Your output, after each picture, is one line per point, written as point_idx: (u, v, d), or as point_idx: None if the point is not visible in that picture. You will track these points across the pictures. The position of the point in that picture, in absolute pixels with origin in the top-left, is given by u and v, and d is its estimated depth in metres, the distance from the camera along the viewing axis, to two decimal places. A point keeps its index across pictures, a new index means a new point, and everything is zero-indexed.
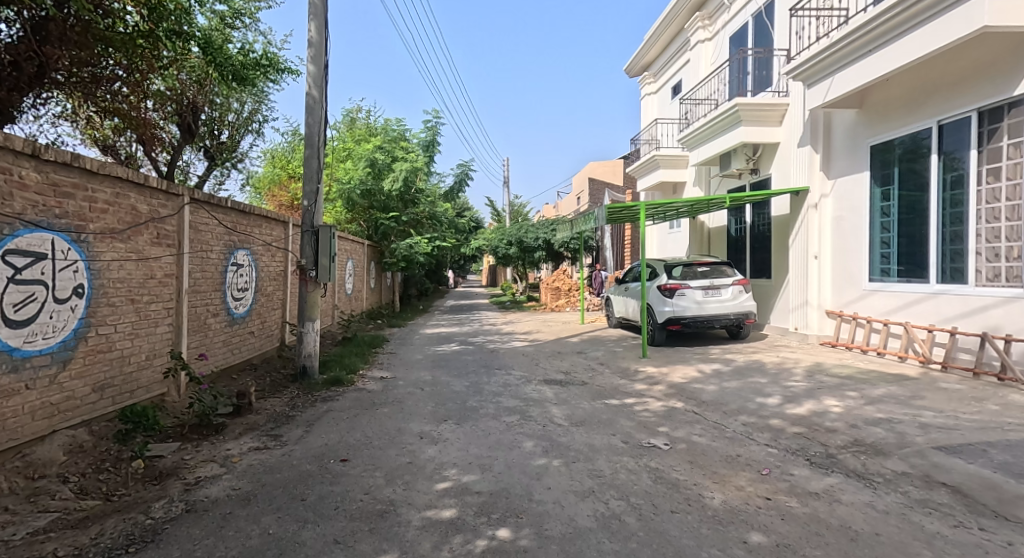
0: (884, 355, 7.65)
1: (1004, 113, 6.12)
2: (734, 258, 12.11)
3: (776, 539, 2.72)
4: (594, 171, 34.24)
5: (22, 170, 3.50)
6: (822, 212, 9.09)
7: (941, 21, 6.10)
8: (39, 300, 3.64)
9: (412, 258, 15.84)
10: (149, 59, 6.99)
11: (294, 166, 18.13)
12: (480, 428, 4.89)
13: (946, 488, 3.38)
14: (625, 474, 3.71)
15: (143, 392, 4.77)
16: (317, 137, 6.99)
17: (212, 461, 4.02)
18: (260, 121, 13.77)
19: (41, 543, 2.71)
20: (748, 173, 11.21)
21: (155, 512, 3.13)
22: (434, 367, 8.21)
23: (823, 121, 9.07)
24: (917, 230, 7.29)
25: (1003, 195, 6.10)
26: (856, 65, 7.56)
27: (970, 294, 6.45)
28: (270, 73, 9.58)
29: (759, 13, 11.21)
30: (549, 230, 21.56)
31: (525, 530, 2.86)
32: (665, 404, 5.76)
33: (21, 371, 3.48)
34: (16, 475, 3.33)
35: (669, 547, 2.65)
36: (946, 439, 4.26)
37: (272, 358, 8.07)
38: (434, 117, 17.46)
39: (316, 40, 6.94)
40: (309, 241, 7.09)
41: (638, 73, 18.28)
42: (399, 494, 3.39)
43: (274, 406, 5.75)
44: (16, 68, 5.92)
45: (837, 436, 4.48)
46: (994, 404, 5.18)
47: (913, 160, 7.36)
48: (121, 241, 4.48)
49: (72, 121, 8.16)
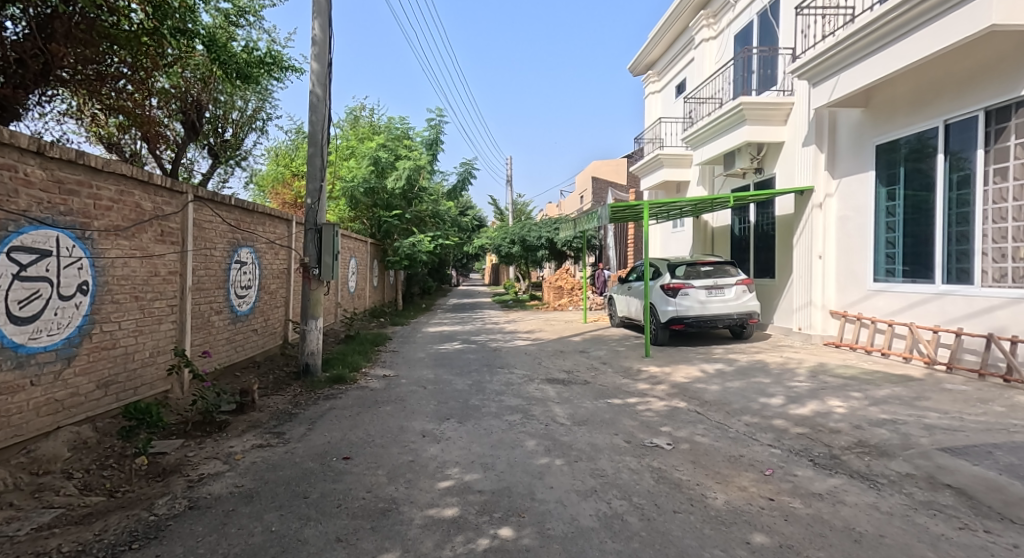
0: (888, 356, 7.61)
1: (1011, 112, 6.06)
2: (737, 257, 12.06)
3: (778, 540, 2.70)
4: (596, 171, 34.23)
5: (27, 167, 3.51)
6: (827, 211, 9.05)
7: (946, 20, 6.07)
8: (45, 297, 3.66)
9: (415, 257, 15.79)
10: (154, 57, 7.02)
11: (297, 164, 18.18)
12: (482, 427, 4.87)
13: (951, 489, 3.36)
14: (627, 474, 3.70)
15: (147, 389, 4.80)
16: (322, 136, 6.97)
17: (214, 458, 4.03)
18: (264, 119, 13.79)
19: (45, 539, 2.72)
20: (753, 172, 11.18)
21: (159, 508, 3.14)
22: (436, 366, 8.19)
23: (828, 120, 9.02)
24: (922, 230, 7.27)
25: (1010, 195, 6.06)
26: (861, 65, 7.51)
27: (976, 294, 6.41)
28: (274, 70, 9.66)
29: (764, 12, 11.15)
30: (552, 229, 21.57)
31: (527, 529, 2.86)
32: (668, 404, 5.74)
33: (26, 367, 3.50)
34: (20, 471, 3.35)
35: (671, 547, 2.65)
36: (950, 440, 4.23)
37: (275, 357, 8.07)
38: (437, 115, 17.48)
39: (321, 38, 6.95)
40: (312, 240, 7.10)
41: (642, 72, 18.22)
42: (401, 492, 3.39)
43: (277, 404, 5.74)
44: (22, 66, 5.95)
45: (841, 436, 4.47)
46: (1000, 405, 5.15)
47: (919, 160, 7.33)
48: (126, 239, 4.49)
49: (77, 118, 8.20)
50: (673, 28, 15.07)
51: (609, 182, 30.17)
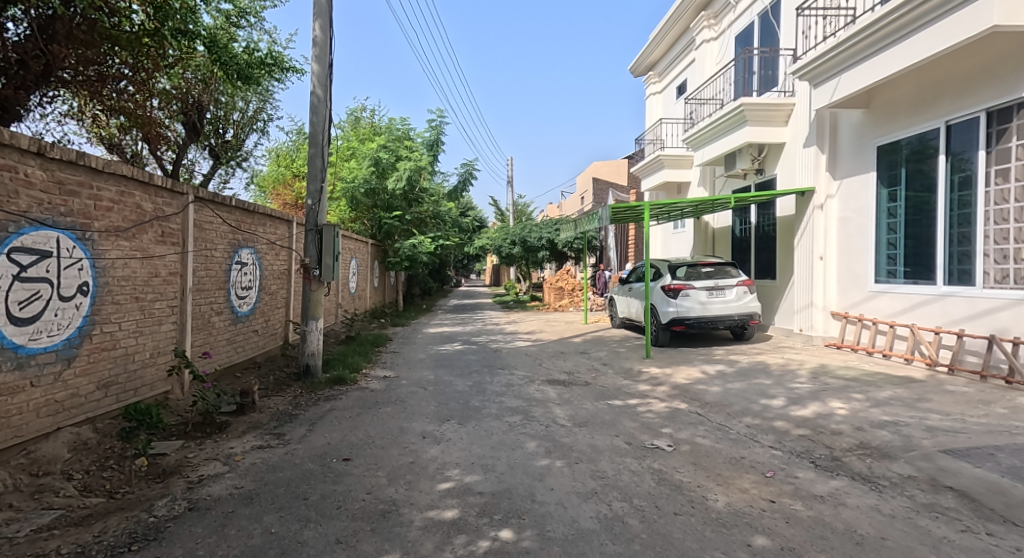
0: (889, 357, 7.61)
1: (1013, 113, 6.05)
2: (739, 258, 12.04)
3: (780, 543, 2.70)
4: (596, 171, 34.38)
5: (28, 168, 3.51)
6: (828, 212, 9.04)
7: (947, 21, 6.07)
8: (45, 298, 3.65)
9: (416, 258, 15.80)
10: (155, 58, 7.00)
11: (298, 165, 18.26)
12: (483, 428, 4.89)
13: (953, 491, 3.35)
14: (627, 475, 3.69)
15: (148, 390, 4.80)
16: (323, 136, 6.99)
17: (214, 460, 4.02)
18: (265, 120, 13.78)
19: (44, 541, 2.71)
20: (754, 173, 11.17)
21: (158, 510, 3.13)
22: (436, 367, 8.20)
23: (829, 121, 8.98)
24: (923, 231, 7.26)
25: (1012, 196, 6.04)
26: (863, 65, 7.49)
27: (979, 296, 6.39)
28: (276, 72, 9.74)
29: (765, 12, 11.16)
30: (553, 230, 21.61)
31: (528, 531, 2.85)
32: (669, 405, 5.76)
33: (26, 368, 3.49)
34: (20, 472, 3.35)
35: (672, 549, 2.64)
36: (952, 442, 4.22)
37: (276, 357, 8.10)
38: (438, 116, 17.42)
39: (321, 39, 6.96)
40: (312, 240, 7.06)
41: (642, 72, 18.21)
42: (401, 494, 3.38)
43: (277, 405, 5.77)
44: (23, 67, 5.97)
45: (842, 438, 4.45)
46: (1003, 407, 5.13)
47: (920, 161, 7.33)
48: (126, 239, 4.48)
49: (78, 119, 8.23)
50: (674, 29, 15.09)
51: (608, 183, 30.28)
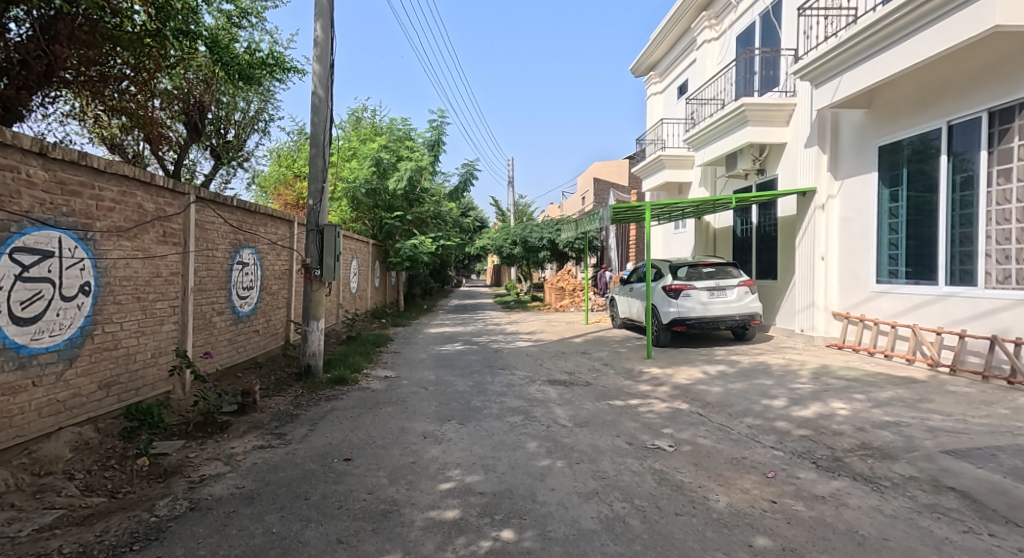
0: (891, 358, 7.59)
1: (1016, 113, 6.03)
2: (740, 258, 12.02)
3: (782, 543, 2.69)
4: (596, 171, 34.38)
5: (29, 168, 3.50)
6: (830, 213, 9.03)
7: (949, 21, 6.05)
8: (46, 298, 3.65)
9: (416, 258, 15.81)
10: (156, 58, 7.01)
11: (299, 165, 18.28)
12: (484, 428, 4.90)
13: (955, 492, 3.34)
14: (628, 475, 3.69)
15: (149, 390, 4.80)
16: (323, 136, 7.00)
17: (216, 460, 4.03)
18: (267, 120, 13.79)
19: (46, 540, 2.71)
20: (755, 173, 11.15)
21: (160, 510, 3.13)
22: (437, 367, 8.20)
23: (830, 121, 8.97)
24: (925, 231, 7.25)
25: (1015, 196, 6.03)
26: (864, 65, 7.48)
27: (981, 297, 6.37)
28: (276, 72, 9.74)
29: (766, 12, 11.15)
30: (554, 230, 21.57)
31: (528, 532, 2.85)
32: (670, 405, 5.75)
33: (28, 368, 3.49)
34: (22, 471, 3.35)
35: (672, 549, 2.64)
36: (954, 443, 4.21)
37: (277, 357, 8.11)
38: (439, 116, 17.37)
39: (322, 39, 6.96)
40: (313, 241, 7.00)
41: (643, 72, 18.19)
42: (402, 494, 3.39)
43: (279, 405, 5.77)
44: (25, 67, 5.99)
45: (844, 439, 4.44)
46: (1004, 408, 5.12)
47: (922, 161, 7.31)
48: (128, 239, 4.48)
49: (80, 119, 8.27)
50: (675, 29, 15.07)
51: (609, 183, 30.28)
